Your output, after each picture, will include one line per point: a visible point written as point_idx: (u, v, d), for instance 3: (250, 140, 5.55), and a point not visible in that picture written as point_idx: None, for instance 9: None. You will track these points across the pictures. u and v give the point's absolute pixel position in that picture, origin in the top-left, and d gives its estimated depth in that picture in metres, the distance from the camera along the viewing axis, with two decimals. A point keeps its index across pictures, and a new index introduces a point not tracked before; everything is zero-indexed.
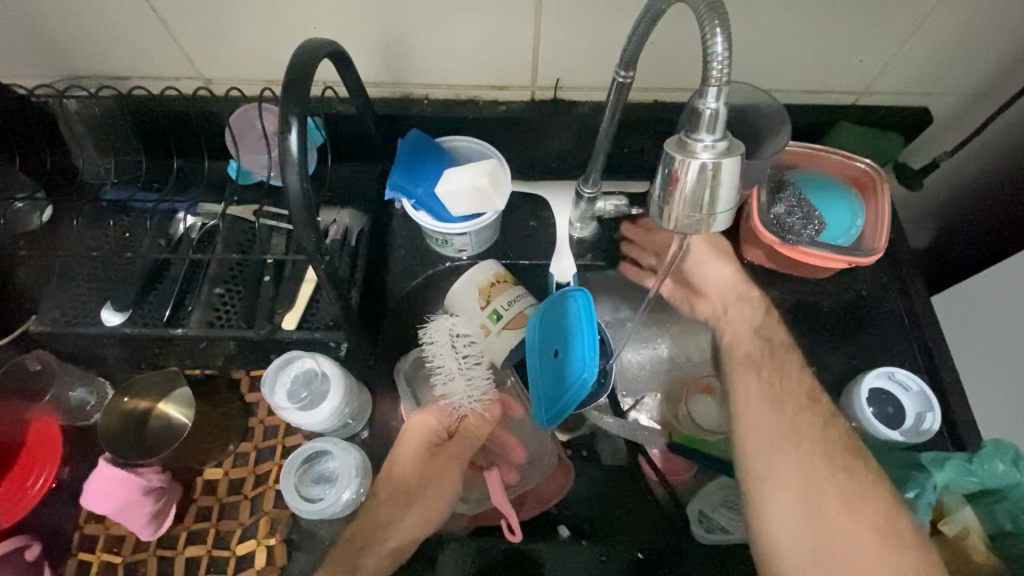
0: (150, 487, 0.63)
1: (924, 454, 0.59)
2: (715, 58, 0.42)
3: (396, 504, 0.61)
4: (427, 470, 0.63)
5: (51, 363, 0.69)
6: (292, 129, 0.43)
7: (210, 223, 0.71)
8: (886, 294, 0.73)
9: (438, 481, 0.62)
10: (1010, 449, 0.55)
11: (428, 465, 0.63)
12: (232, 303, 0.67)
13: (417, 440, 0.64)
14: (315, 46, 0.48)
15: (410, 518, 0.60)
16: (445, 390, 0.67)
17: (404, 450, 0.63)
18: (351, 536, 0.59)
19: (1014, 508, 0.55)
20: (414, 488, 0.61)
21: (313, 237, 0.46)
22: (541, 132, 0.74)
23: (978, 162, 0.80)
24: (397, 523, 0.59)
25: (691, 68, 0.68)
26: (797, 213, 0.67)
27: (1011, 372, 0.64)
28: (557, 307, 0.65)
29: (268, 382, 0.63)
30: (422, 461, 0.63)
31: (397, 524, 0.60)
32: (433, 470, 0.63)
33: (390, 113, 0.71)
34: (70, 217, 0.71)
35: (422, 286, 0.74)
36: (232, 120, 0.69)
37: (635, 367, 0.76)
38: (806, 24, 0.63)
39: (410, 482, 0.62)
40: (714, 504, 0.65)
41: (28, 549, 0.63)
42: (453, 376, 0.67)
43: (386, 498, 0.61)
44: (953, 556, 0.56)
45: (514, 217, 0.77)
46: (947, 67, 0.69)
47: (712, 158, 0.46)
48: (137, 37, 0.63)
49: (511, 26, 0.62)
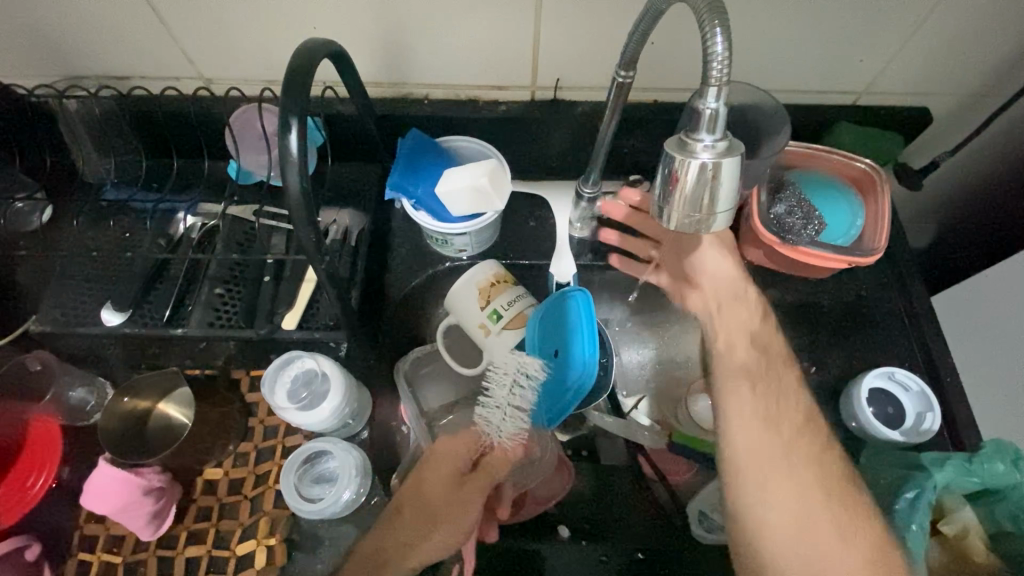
0: (150, 487, 0.63)
1: (924, 454, 0.58)
2: (715, 58, 0.42)
3: (419, 526, 0.57)
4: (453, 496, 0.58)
5: (51, 363, 0.68)
6: (292, 129, 0.43)
7: (209, 223, 0.71)
8: (886, 294, 0.73)
9: (462, 507, 0.58)
10: (1011, 449, 0.55)
11: (455, 488, 0.59)
12: (232, 303, 0.67)
13: (448, 462, 0.60)
14: (315, 46, 0.48)
15: (435, 540, 0.57)
16: (484, 417, 0.63)
17: (434, 474, 0.59)
18: (366, 555, 0.56)
19: (1014, 508, 0.55)
20: (436, 516, 0.57)
21: (313, 237, 0.46)
22: (541, 132, 0.74)
23: (977, 162, 0.80)
24: (417, 546, 0.56)
25: (692, 68, 0.68)
26: (796, 213, 0.67)
27: (1011, 372, 0.64)
28: (554, 308, 0.64)
29: (267, 382, 0.63)
30: (449, 487, 0.59)
31: (418, 546, 0.56)
32: (457, 499, 0.58)
33: (390, 113, 0.71)
34: (70, 217, 0.71)
35: (422, 286, 0.74)
36: (232, 120, 0.69)
37: (635, 367, 0.78)
38: (806, 24, 0.63)
39: (435, 506, 0.58)
40: (715, 503, 0.65)
41: (28, 549, 0.64)
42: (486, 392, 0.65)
43: (410, 519, 0.57)
44: (953, 556, 0.56)
45: (514, 217, 0.77)
46: (947, 66, 0.69)
47: (712, 158, 0.46)
48: (137, 37, 0.63)
49: (511, 26, 0.62)
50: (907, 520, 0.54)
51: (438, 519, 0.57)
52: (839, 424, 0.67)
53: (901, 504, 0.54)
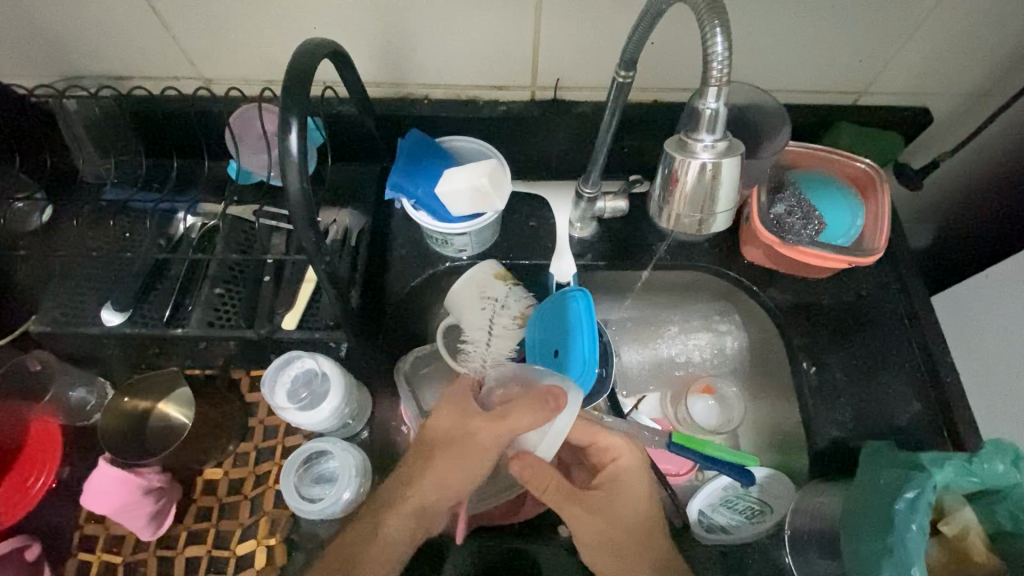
0: (150, 487, 0.63)
1: (923, 453, 0.57)
2: (715, 58, 0.42)
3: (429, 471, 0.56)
4: (457, 448, 0.56)
5: (52, 362, 0.68)
6: (292, 129, 0.43)
7: (209, 223, 0.71)
8: (886, 294, 0.72)
9: (465, 459, 0.56)
10: (1011, 448, 0.54)
11: (455, 429, 0.58)
12: (232, 303, 0.67)
13: (463, 408, 0.59)
14: (314, 47, 0.48)
15: (426, 485, 0.56)
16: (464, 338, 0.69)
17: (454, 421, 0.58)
18: (372, 511, 0.56)
19: (1014, 508, 0.54)
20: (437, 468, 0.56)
21: (313, 237, 0.46)
22: (541, 132, 0.74)
23: (976, 161, 0.81)
24: (418, 487, 0.56)
25: (692, 68, 0.68)
26: (796, 213, 0.67)
27: (1012, 371, 0.64)
28: (557, 307, 0.66)
29: (267, 382, 0.63)
30: (454, 434, 0.57)
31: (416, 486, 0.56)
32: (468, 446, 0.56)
33: (389, 113, 0.71)
34: (70, 217, 0.71)
35: (422, 286, 0.74)
36: (232, 120, 0.69)
37: (636, 366, 0.81)
38: (805, 24, 0.63)
39: (445, 448, 0.57)
40: (715, 504, 0.66)
41: (28, 549, 0.63)
42: (488, 343, 0.69)
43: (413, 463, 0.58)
44: (952, 556, 0.56)
45: (514, 217, 0.76)
46: (948, 66, 0.69)
47: (712, 158, 0.47)
48: (138, 38, 0.63)
49: (511, 25, 0.62)
50: (906, 522, 0.50)
51: (448, 465, 0.56)
52: (839, 424, 0.66)
53: (900, 504, 0.51)
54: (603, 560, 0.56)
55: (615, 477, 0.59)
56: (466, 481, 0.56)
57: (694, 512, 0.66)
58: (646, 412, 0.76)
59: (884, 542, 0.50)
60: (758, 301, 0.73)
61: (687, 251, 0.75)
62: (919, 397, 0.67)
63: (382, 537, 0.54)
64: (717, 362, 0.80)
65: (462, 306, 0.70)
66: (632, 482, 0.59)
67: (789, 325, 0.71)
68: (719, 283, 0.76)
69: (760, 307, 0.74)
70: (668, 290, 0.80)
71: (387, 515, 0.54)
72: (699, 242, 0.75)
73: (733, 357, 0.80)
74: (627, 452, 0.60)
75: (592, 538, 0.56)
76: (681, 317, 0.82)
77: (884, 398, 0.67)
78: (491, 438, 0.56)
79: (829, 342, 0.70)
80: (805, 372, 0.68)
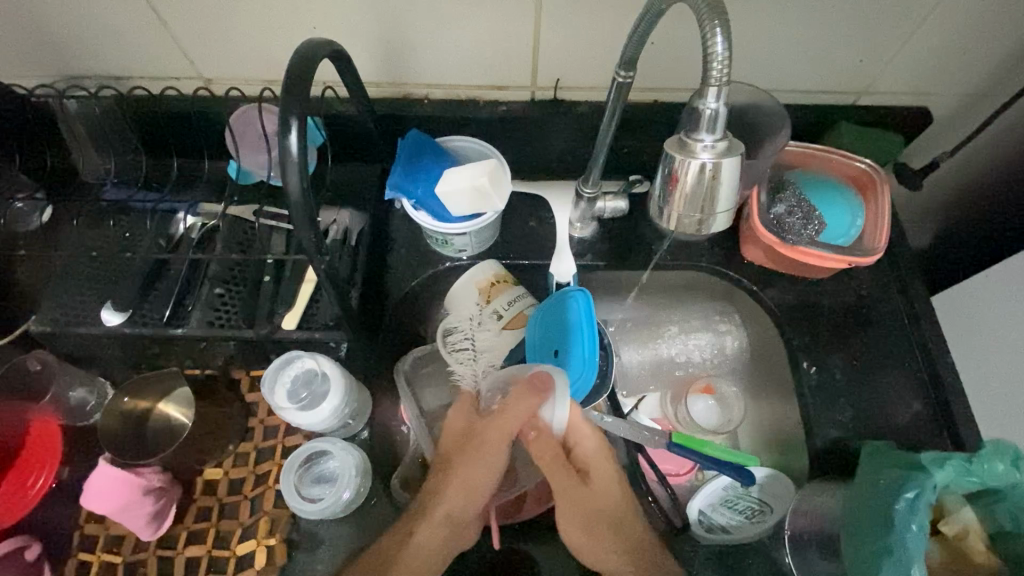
0: (150, 487, 0.63)
1: (922, 453, 0.56)
2: (715, 58, 0.42)
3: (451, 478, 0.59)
4: (472, 452, 0.59)
5: (51, 363, 0.68)
6: (292, 129, 0.43)
7: (210, 223, 0.71)
8: (886, 294, 0.72)
9: (479, 461, 0.58)
10: (1010, 449, 0.54)
11: (466, 435, 0.61)
12: (232, 303, 0.67)
13: (471, 416, 0.62)
14: (314, 47, 0.48)
15: (450, 493, 0.58)
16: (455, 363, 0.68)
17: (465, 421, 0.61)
18: (407, 518, 0.60)
19: (1014, 508, 0.54)
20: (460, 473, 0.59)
21: (313, 237, 0.46)
22: (541, 132, 0.74)
23: (976, 162, 0.81)
24: (444, 497, 0.58)
25: (692, 69, 0.68)
26: (796, 213, 0.67)
27: (1012, 371, 0.64)
28: (556, 308, 0.65)
29: (268, 382, 0.63)
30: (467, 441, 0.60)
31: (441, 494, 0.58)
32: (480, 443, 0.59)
33: (390, 113, 0.71)
34: (70, 217, 0.71)
35: (422, 285, 0.74)
36: (232, 120, 0.69)
37: (635, 366, 0.80)
38: (805, 24, 0.63)
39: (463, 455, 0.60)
40: (715, 503, 0.65)
41: (28, 549, 0.63)
42: (475, 356, 0.68)
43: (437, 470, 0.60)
44: (952, 556, 0.56)
45: (514, 217, 0.76)
46: (948, 66, 0.69)
47: (712, 158, 0.47)
48: (138, 38, 0.63)
49: (511, 26, 0.62)
50: (906, 522, 0.50)
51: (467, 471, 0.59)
52: (839, 424, 0.66)
53: (900, 505, 0.51)
54: (576, 533, 0.60)
55: (587, 465, 0.62)
56: (483, 481, 0.59)
57: (694, 510, 0.65)
58: (645, 412, 0.75)
59: (884, 542, 0.51)
60: (758, 300, 0.73)
61: (687, 251, 0.75)
62: (919, 397, 0.67)
63: (417, 543, 0.58)
64: (717, 361, 0.80)
65: (467, 314, 0.69)
66: (601, 470, 0.63)
67: (789, 325, 0.71)
68: (719, 283, 0.76)
69: (760, 307, 0.74)
70: (669, 290, 0.80)
71: (420, 524, 0.58)
72: (699, 242, 0.75)
73: (733, 357, 0.79)
74: (593, 439, 0.63)
75: (577, 518, 0.60)
76: (680, 318, 0.81)
77: (884, 398, 0.67)
78: (498, 435, 0.58)
79: (829, 342, 0.70)
80: (805, 372, 0.68)
